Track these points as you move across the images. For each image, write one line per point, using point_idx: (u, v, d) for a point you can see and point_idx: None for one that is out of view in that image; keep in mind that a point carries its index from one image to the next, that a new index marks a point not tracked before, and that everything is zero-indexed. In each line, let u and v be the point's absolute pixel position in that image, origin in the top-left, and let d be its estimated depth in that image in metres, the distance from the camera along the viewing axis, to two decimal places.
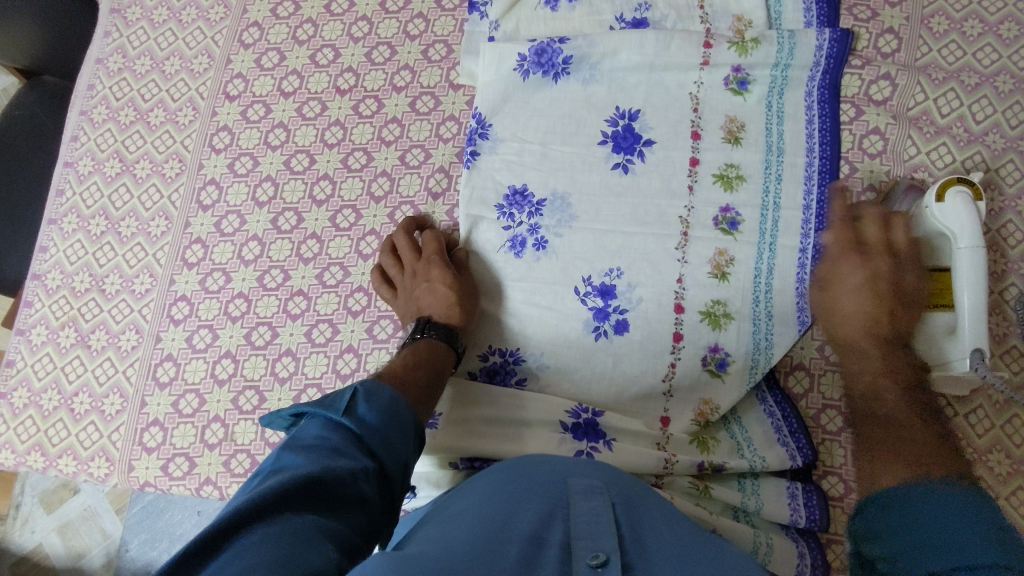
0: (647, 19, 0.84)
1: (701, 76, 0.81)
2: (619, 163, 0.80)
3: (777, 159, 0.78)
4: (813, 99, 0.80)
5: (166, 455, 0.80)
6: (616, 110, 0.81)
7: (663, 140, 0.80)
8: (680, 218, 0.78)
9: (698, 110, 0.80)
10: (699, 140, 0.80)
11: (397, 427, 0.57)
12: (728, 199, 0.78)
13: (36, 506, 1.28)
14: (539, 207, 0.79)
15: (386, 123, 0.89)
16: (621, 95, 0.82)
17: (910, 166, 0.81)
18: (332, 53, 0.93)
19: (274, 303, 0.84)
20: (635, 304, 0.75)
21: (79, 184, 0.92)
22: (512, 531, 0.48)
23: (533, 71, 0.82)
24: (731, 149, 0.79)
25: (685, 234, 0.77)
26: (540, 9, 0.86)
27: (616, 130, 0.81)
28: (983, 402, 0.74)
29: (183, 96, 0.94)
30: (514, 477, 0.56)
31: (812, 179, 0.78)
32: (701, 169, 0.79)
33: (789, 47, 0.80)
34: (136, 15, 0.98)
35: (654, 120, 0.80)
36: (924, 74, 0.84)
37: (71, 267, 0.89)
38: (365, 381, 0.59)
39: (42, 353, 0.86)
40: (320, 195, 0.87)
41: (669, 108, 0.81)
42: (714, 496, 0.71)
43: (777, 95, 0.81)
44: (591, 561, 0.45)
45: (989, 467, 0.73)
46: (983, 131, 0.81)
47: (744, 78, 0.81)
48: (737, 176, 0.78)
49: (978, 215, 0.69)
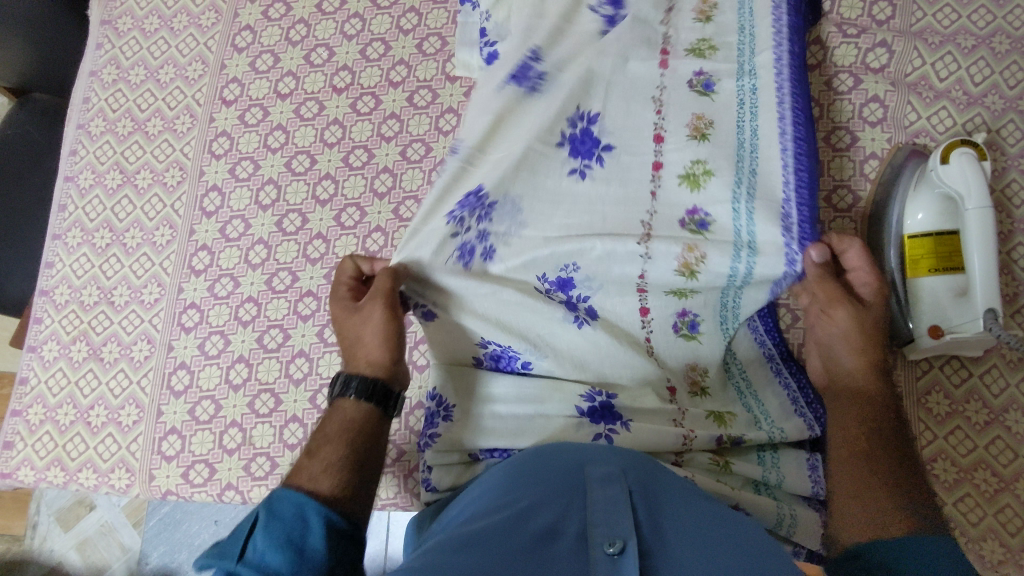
0: (621, 1, 0.79)
1: (665, 81, 0.75)
2: (577, 168, 0.73)
3: (750, 154, 0.71)
4: (785, 78, 0.72)
5: (186, 463, 0.80)
6: (576, 110, 0.74)
7: (626, 138, 0.74)
8: (642, 222, 0.71)
9: (662, 113, 0.74)
10: (662, 143, 0.73)
11: (307, 546, 0.52)
12: (695, 200, 0.71)
13: (53, 525, 1.28)
14: (489, 210, 0.70)
15: (385, 119, 0.89)
16: (580, 94, 0.74)
17: (911, 132, 0.81)
18: (326, 52, 0.93)
19: (284, 306, 0.84)
20: (597, 290, 0.71)
21: (81, 198, 0.92)
22: (528, 526, 0.46)
23: (506, 86, 0.76)
24: (697, 146, 0.72)
25: (647, 234, 0.70)
26: None
27: (574, 132, 0.74)
28: (997, 362, 0.74)
29: (180, 104, 0.93)
30: (532, 471, 0.55)
31: (788, 148, 0.70)
32: (664, 172, 0.72)
33: (751, 47, 0.75)
34: (127, 26, 0.98)
35: (617, 125, 0.74)
36: (920, 39, 0.84)
37: (78, 280, 0.89)
38: (262, 502, 0.54)
39: (55, 368, 0.86)
40: (323, 195, 0.87)
41: (632, 102, 0.74)
42: (736, 470, 0.70)
43: (748, 89, 0.73)
44: (608, 549, 0.43)
45: (1006, 427, 0.73)
46: (982, 93, 0.81)
47: (709, 79, 0.74)
48: (704, 173, 0.71)
49: (984, 175, 0.70)
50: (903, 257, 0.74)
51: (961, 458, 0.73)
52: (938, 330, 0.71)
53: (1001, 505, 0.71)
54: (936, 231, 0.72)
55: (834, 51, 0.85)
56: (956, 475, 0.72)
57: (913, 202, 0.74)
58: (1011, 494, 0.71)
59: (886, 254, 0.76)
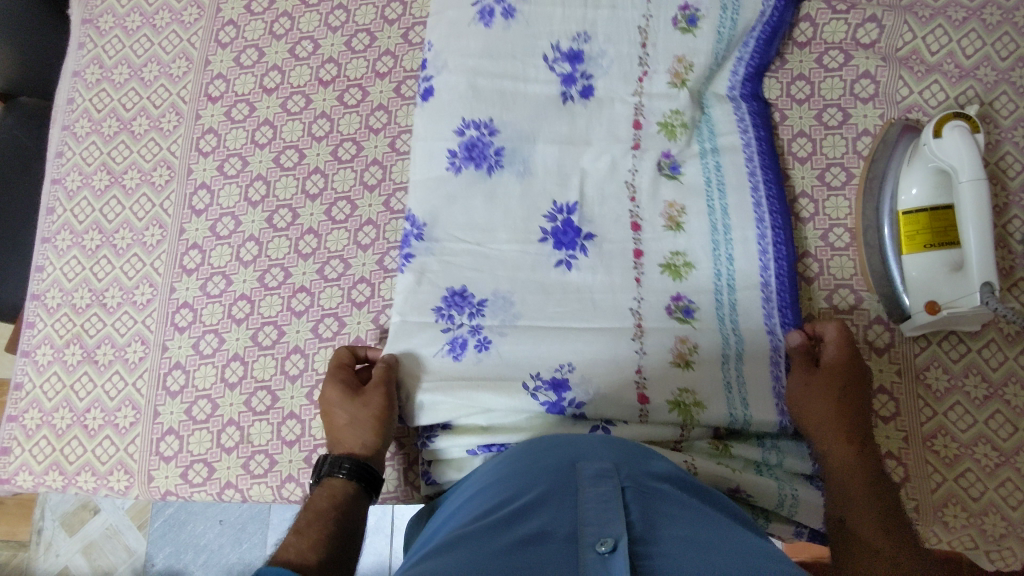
0: (583, 52, 0.84)
1: (635, 163, 0.80)
2: (562, 259, 0.77)
3: (724, 238, 0.77)
4: (756, 166, 0.79)
5: (185, 462, 0.80)
6: (554, 204, 0.79)
7: (607, 226, 0.78)
8: (631, 310, 0.74)
9: (635, 200, 0.79)
10: (640, 231, 0.78)
11: None
12: (679, 287, 0.75)
13: (58, 530, 1.28)
14: (480, 307, 0.75)
15: (373, 111, 0.88)
16: (555, 187, 0.79)
17: (903, 107, 0.81)
18: (311, 45, 0.92)
19: (278, 302, 0.83)
20: (591, 397, 0.71)
21: (69, 200, 0.91)
22: (517, 532, 0.45)
23: (465, 166, 0.80)
24: (674, 236, 0.77)
25: (639, 326, 0.74)
26: (474, 27, 0.84)
27: (556, 225, 0.78)
28: (994, 336, 0.74)
29: (165, 102, 0.92)
30: (523, 477, 0.53)
31: (767, 253, 0.76)
32: (646, 260, 0.76)
33: (711, 128, 0.81)
34: (109, 24, 0.96)
35: (594, 211, 0.78)
36: (910, 13, 0.83)
37: (70, 283, 0.88)
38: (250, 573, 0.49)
39: (49, 373, 0.85)
40: (313, 189, 0.86)
41: (608, 190, 0.79)
42: (735, 453, 0.70)
43: (715, 168, 0.79)
44: (599, 548, 0.42)
45: (1006, 401, 0.73)
46: (974, 65, 0.80)
47: (675, 162, 0.80)
48: (684, 263, 0.76)
49: (978, 147, 0.69)
50: (899, 234, 0.74)
51: (960, 434, 0.72)
52: (935, 305, 0.71)
53: (1002, 479, 0.71)
54: (930, 206, 0.72)
55: (823, 27, 0.84)
56: (956, 451, 0.72)
57: (907, 178, 0.74)
58: (1012, 468, 0.71)
59: (883, 232, 0.75)
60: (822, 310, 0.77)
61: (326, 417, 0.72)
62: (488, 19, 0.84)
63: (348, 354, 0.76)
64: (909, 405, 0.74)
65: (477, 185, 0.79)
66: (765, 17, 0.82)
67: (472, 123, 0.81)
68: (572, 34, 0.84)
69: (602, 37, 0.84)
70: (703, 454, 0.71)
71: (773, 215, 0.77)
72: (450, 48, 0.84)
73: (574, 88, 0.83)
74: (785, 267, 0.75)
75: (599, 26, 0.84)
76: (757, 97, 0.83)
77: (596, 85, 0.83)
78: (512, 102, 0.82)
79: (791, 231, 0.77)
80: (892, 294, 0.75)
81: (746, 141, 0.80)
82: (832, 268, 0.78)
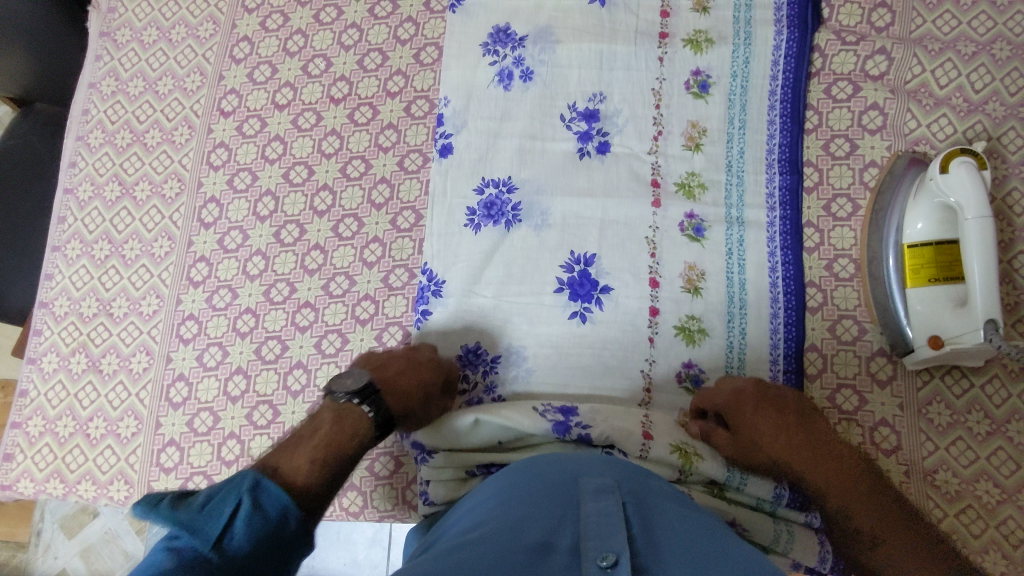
0: (600, 110, 0.86)
1: (656, 221, 0.81)
2: (578, 312, 0.79)
3: (740, 310, 0.78)
4: (776, 229, 0.80)
5: (184, 474, 0.80)
6: (571, 255, 0.81)
7: (624, 281, 0.80)
8: (642, 373, 0.77)
9: (655, 257, 0.80)
10: (658, 288, 0.79)
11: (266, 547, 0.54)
12: (691, 353, 0.77)
13: (57, 533, 1.28)
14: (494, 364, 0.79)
15: (383, 129, 0.89)
16: (575, 240, 0.81)
17: (911, 140, 0.81)
18: (324, 63, 0.93)
19: (282, 317, 0.84)
20: (593, 417, 0.73)
21: (80, 210, 0.92)
22: (521, 538, 0.46)
23: (484, 223, 0.83)
24: (692, 299, 0.79)
25: (648, 391, 0.77)
26: (493, 88, 0.88)
27: (572, 276, 0.80)
28: (998, 371, 0.74)
29: (178, 115, 0.93)
30: (524, 483, 0.55)
31: (777, 330, 0.77)
32: (661, 320, 0.78)
33: (738, 193, 0.82)
34: (125, 37, 0.98)
35: (612, 264, 0.80)
36: (920, 46, 0.83)
37: (77, 292, 0.89)
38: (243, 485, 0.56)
39: (54, 381, 0.86)
40: (320, 206, 0.87)
41: (627, 246, 0.81)
42: (731, 496, 0.71)
43: (736, 233, 0.80)
44: (601, 561, 0.44)
45: (1009, 437, 0.72)
46: (982, 100, 0.81)
47: (699, 223, 0.81)
48: (699, 329, 0.78)
49: (986, 184, 0.69)
50: (903, 268, 0.74)
51: (962, 470, 0.72)
52: (938, 340, 0.70)
53: (1004, 517, 0.70)
54: (936, 240, 0.72)
55: (832, 58, 0.85)
56: (958, 487, 0.72)
57: (913, 211, 0.74)
58: (1015, 506, 0.70)
59: (888, 267, 0.75)
60: (825, 341, 0.77)
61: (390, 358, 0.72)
62: (507, 82, 0.88)
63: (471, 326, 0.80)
64: (911, 439, 0.73)
65: (495, 242, 0.82)
66: (778, 84, 0.84)
67: (491, 181, 0.85)
68: (587, 94, 0.86)
69: (619, 98, 0.86)
70: (699, 494, 0.71)
71: (786, 280, 0.79)
72: (472, 108, 0.87)
73: (591, 144, 0.85)
74: (793, 329, 0.77)
75: (615, 87, 0.86)
76: (795, 170, 0.82)
77: (613, 143, 0.85)
78: (530, 160, 0.85)
79: (804, 298, 0.78)
80: (898, 332, 0.74)
81: (771, 213, 0.81)
82: (836, 299, 0.78)
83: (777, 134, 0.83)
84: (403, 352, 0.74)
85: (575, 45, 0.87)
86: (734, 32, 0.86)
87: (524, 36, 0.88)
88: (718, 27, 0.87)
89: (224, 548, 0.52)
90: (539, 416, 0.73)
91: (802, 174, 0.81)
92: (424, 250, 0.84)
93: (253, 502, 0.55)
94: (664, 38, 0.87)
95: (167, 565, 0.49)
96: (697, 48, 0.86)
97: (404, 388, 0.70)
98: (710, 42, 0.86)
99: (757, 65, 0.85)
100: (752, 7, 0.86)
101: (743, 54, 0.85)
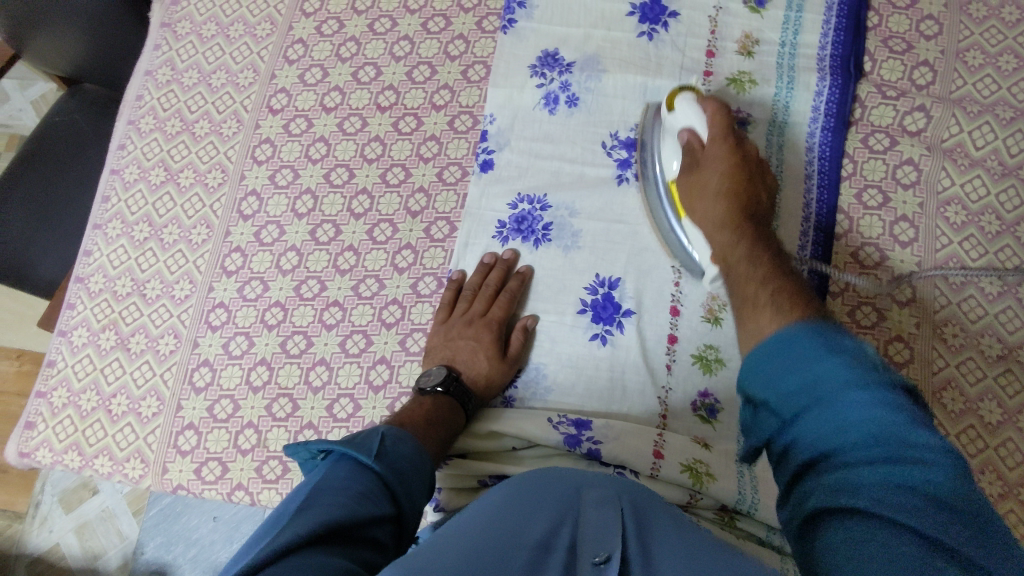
0: None
1: None
2: (598, 334, 0.80)
3: None
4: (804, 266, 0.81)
5: (200, 459, 0.82)
6: (596, 277, 0.83)
7: (647, 306, 0.81)
8: (659, 399, 0.78)
9: (679, 286, 0.81)
10: (678, 316, 0.80)
11: (416, 474, 0.61)
12: (707, 383, 0.78)
13: (55, 505, 1.29)
14: (515, 378, 0.81)
15: (425, 140, 0.91)
16: (603, 263, 0.83)
17: (943, 197, 0.82)
18: (374, 71, 0.96)
19: (310, 313, 0.86)
20: (608, 437, 0.74)
21: (125, 191, 0.95)
22: (521, 534, 0.48)
23: (513, 237, 0.85)
24: (711, 330, 0.79)
25: (663, 417, 0.77)
26: (538, 111, 0.90)
27: (596, 298, 0.82)
28: (1013, 434, 0.74)
29: (228, 109, 0.96)
30: (533, 480, 0.57)
31: None
32: (679, 348, 0.79)
33: None
34: (185, 30, 1.01)
35: (636, 290, 0.82)
36: (959, 107, 0.85)
37: (114, 271, 0.91)
38: (388, 427, 0.63)
39: (82, 354, 0.88)
40: (358, 209, 0.89)
41: (653, 273, 0.82)
42: (740, 525, 0.72)
43: None
44: (594, 560, 0.46)
45: (1019, 501, 0.72)
46: (1017, 164, 0.82)
47: None
48: (716, 360, 0.78)
49: (704, 110, 0.76)
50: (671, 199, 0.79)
51: None
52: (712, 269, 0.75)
53: None
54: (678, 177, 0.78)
55: (871, 110, 0.86)
56: None
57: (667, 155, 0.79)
58: None
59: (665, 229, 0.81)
60: None
61: (444, 342, 0.79)
62: (552, 106, 0.90)
63: (448, 295, 0.82)
64: None
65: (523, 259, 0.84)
66: (818, 127, 0.86)
67: (526, 197, 0.86)
68: (630, 124, 0.88)
69: None
70: (709, 521, 0.73)
71: None
72: (516, 128, 0.89)
73: (630, 173, 0.86)
74: None
75: None
76: (829, 213, 0.83)
77: None
78: (568, 183, 0.87)
79: None
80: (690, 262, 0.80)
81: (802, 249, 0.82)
82: None
83: (815, 174, 0.84)
84: (465, 332, 0.79)
85: (621, 76, 0.90)
86: (778, 76, 0.88)
87: (572, 62, 0.91)
88: (762, 70, 0.88)
89: (384, 461, 0.59)
90: (551, 429, 0.75)
91: (834, 218, 0.82)
92: (453, 259, 0.86)
93: (393, 437, 0.62)
94: (709, 76, 0.89)
95: (341, 484, 0.54)
96: (740, 88, 0.88)
97: (473, 371, 0.77)
98: (753, 83, 0.88)
99: (798, 107, 0.86)
100: (797, 54, 0.89)
101: (785, 97, 0.87)
